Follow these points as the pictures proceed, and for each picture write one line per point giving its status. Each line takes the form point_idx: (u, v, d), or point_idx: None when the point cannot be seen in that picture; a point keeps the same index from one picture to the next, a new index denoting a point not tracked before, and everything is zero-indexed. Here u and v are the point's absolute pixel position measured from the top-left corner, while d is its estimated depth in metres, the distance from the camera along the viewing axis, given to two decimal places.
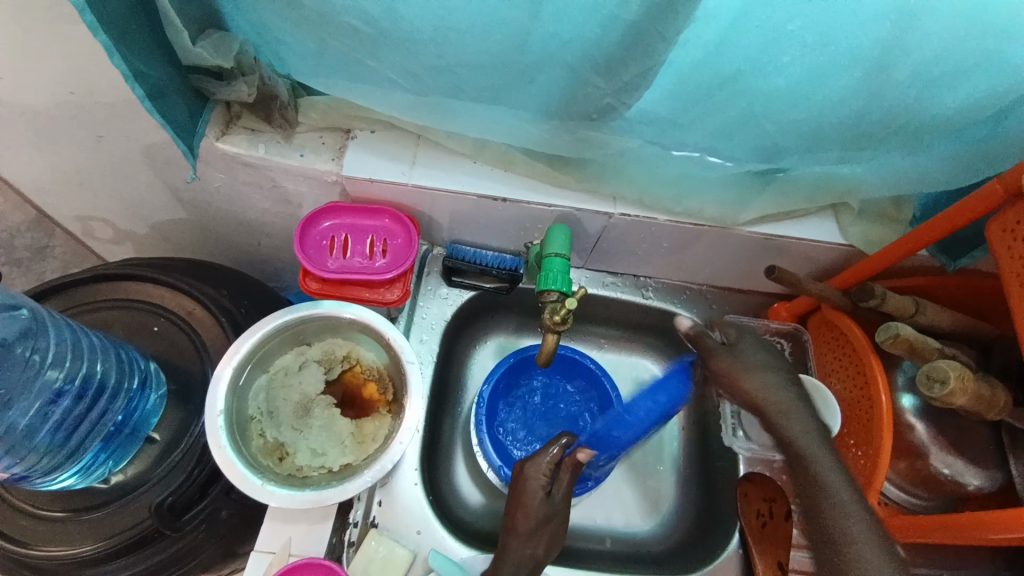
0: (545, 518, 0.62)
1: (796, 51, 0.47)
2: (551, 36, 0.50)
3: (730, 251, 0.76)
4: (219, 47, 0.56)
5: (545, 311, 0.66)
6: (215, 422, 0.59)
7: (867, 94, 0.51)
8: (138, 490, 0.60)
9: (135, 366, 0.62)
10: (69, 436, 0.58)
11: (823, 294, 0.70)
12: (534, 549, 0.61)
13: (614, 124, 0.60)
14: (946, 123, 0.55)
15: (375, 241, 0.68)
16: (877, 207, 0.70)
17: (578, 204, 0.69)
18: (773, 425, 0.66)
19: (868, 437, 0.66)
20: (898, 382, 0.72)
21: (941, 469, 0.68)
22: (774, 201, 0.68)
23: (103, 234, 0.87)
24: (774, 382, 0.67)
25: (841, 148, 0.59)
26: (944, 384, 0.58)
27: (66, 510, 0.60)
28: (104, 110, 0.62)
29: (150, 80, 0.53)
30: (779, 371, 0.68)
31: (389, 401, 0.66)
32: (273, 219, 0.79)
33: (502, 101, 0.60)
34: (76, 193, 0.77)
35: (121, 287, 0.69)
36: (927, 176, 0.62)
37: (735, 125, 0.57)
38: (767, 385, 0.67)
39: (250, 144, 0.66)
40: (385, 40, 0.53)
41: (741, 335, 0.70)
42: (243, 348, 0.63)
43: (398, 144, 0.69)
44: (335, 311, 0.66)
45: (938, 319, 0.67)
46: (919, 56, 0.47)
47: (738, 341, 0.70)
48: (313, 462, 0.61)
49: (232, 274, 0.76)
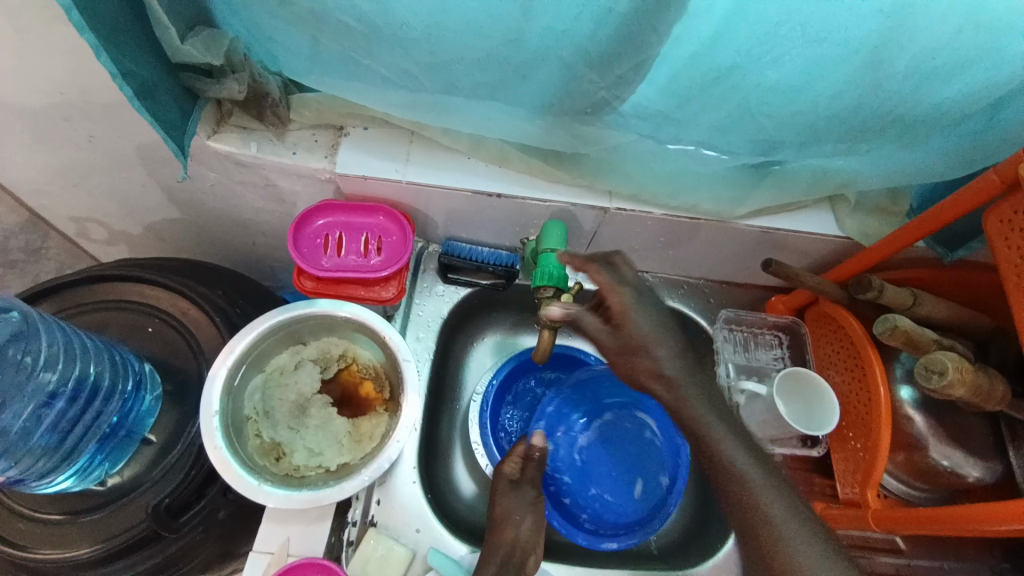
0: (517, 506, 0.65)
1: (792, 44, 0.47)
2: (544, 30, 0.50)
3: (727, 244, 0.75)
4: (210, 44, 0.56)
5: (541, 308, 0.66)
6: (211, 422, 0.58)
7: (864, 87, 0.51)
8: (135, 492, 0.60)
9: (128, 367, 0.62)
10: (64, 438, 0.58)
11: (820, 287, 0.70)
12: (511, 537, 0.63)
13: (610, 119, 0.59)
14: (943, 114, 0.54)
15: (369, 239, 0.68)
16: (873, 199, 0.69)
17: (573, 200, 0.68)
18: (677, 406, 0.55)
19: (866, 429, 0.66)
20: (896, 374, 0.71)
21: (940, 461, 0.68)
22: (771, 194, 0.68)
23: (97, 235, 0.87)
24: (664, 357, 0.55)
25: (837, 141, 0.59)
26: (942, 375, 0.58)
27: (63, 513, 0.60)
28: (95, 110, 0.61)
29: (139, 79, 0.53)
30: (675, 335, 0.56)
31: (385, 400, 0.66)
32: (267, 218, 0.78)
33: (497, 96, 0.59)
34: (69, 194, 0.77)
35: (114, 288, 0.69)
36: (924, 169, 0.61)
37: (731, 119, 0.56)
38: (655, 358, 0.55)
39: (243, 143, 0.66)
40: (377, 36, 0.52)
41: (630, 307, 0.56)
42: (238, 348, 0.62)
43: (392, 141, 0.68)
44: (330, 309, 0.65)
45: (935, 311, 0.67)
46: (916, 47, 0.47)
47: (624, 312, 0.56)
48: (310, 462, 0.61)
49: (227, 274, 0.76)
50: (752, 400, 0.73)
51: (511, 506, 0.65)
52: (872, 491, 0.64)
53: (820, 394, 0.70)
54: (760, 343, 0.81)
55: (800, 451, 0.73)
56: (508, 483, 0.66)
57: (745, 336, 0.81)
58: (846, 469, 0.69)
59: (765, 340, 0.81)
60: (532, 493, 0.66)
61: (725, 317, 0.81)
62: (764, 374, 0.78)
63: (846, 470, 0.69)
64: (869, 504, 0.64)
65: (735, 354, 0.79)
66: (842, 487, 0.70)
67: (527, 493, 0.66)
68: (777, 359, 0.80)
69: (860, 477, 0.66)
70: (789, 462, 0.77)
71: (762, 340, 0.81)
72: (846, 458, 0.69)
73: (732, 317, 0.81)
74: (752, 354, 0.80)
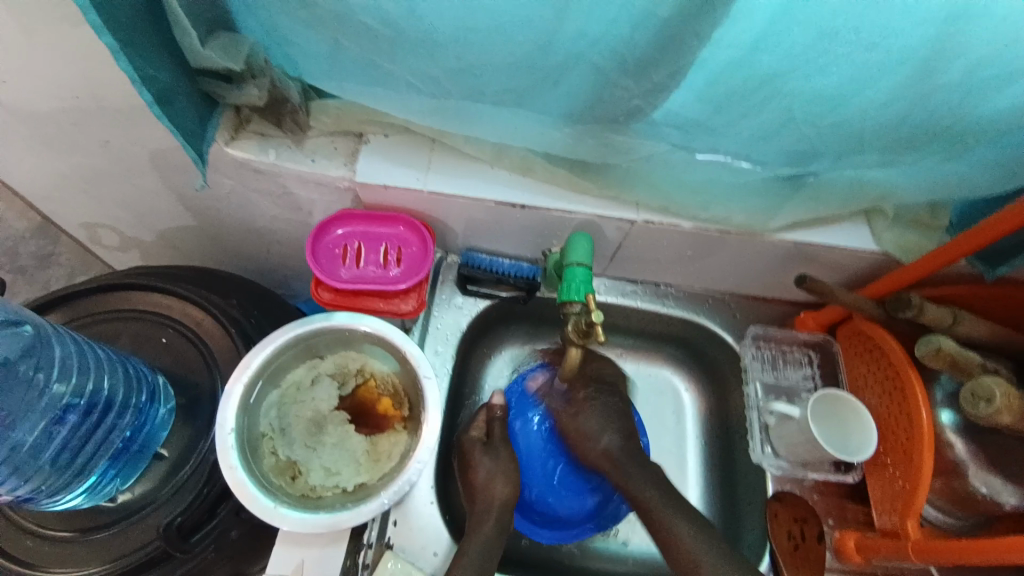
0: (493, 471, 0.67)
1: (843, 50, 0.44)
2: (578, 33, 0.47)
3: (756, 258, 0.73)
4: (229, 49, 0.54)
5: (570, 324, 0.64)
6: (225, 441, 0.56)
7: (913, 96, 0.48)
8: (145, 510, 0.58)
9: (142, 380, 0.60)
10: (75, 455, 0.56)
11: (855, 303, 0.68)
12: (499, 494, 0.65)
13: (641, 128, 0.57)
14: (990, 126, 0.51)
15: (389, 250, 0.66)
16: (911, 213, 0.67)
17: (599, 212, 0.66)
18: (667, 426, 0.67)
19: (905, 455, 0.63)
20: (936, 397, 0.68)
21: (979, 488, 0.65)
22: (805, 207, 0.65)
23: (109, 241, 0.86)
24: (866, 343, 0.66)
25: (880, 151, 0.56)
26: (990, 402, 0.55)
27: (72, 530, 0.58)
28: (111, 114, 0.60)
29: (158, 83, 0.51)
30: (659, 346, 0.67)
31: (404, 417, 0.63)
32: (281, 226, 0.76)
33: (525, 104, 0.58)
34: (82, 200, 0.75)
35: (127, 297, 0.67)
36: (966, 182, 0.59)
37: (771, 128, 0.54)
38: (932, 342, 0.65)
39: (260, 149, 0.64)
40: (403, 40, 0.50)
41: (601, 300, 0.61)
42: (255, 363, 0.60)
43: (412, 149, 0.67)
44: (349, 323, 0.63)
45: (975, 329, 0.64)
46: (974, 54, 0.44)
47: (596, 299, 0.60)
48: (328, 482, 0.59)
49: (241, 283, 0.74)
50: (783, 420, 0.71)
51: (487, 472, 0.67)
52: (912, 519, 0.61)
53: (858, 415, 0.67)
54: (789, 361, 0.79)
55: (834, 477, 0.72)
56: (484, 446, 0.69)
57: (774, 354, 0.79)
58: (883, 496, 0.66)
59: (793, 358, 0.79)
60: (507, 453, 0.69)
61: (753, 333, 0.79)
62: (795, 393, 0.77)
63: (882, 498, 0.66)
64: (908, 534, 0.61)
65: (763, 372, 0.78)
66: (877, 515, 0.67)
67: (500, 454, 0.68)
68: (808, 379, 0.78)
69: (899, 505, 0.63)
70: (820, 487, 0.74)
71: (791, 358, 0.79)
72: (882, 484, 0.66)
73: (761, 334, 0.79)
74: (781, 373, 0.78)
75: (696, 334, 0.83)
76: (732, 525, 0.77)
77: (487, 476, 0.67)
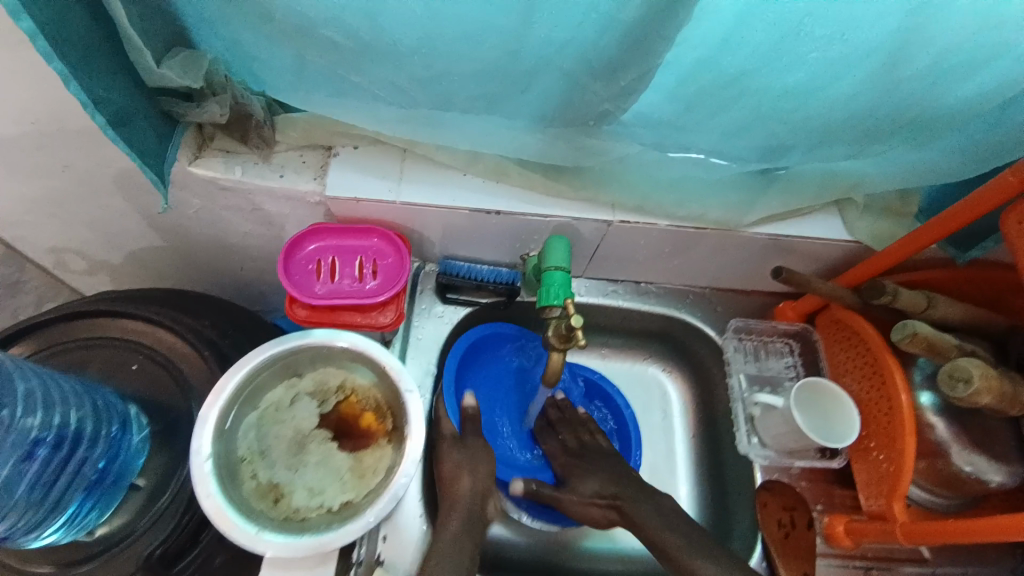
0: (461, 462, 0.65)
1: (806, 46, 0.44)
2: (542, 39, 0.47)
3: (733, 252, 0.73)
4: (188, 67, 0.53)
5: (551, 330, 0.63)
6: (202, 468, 0.55)
7: (876, 90, 0.49)
8: (127, 540, 0.56)
9: (112, 410, 0.59)
10: (48, 490, 0.53)
11: (830, 292, 0.68)
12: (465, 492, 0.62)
13: (612, 130, 0.57)
14: (955, 114, 0.52)
15: (364, 263, 0.65)
16: (882, 200, 0.67)
17: (575, 214, 0.66)
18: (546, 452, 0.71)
19: (889, 440, 0.64)
20: (915, 379, 0.68)
21: (963, 467, 0.65)
22: (778, 198, 0.65)
23: (78, 266, 0.83)
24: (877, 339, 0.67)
25: (851, 143, 0.57)
26: (968, 382, 0.56)
27: (52, 566, 0.56)
28: (68, 138, 0.58)
29: (114, 106, 0.51)
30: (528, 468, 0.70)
31: (388, 431, 0.62)
32: (254, 241, 0.75)
33: (494, 110, 0.57)
34: (43, 225, 0.73)
35: (96, 325, 0.65)
36: (931, 170, 0.59)
37: (740, 125, 0.54)
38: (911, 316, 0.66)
39: (226, 167, 0.63)
40: (366, 52, 0.50)
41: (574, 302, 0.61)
42: (229, 387, 0.59)
43: (383, 160, 0.66)
44: (326, 340, 0.62)
45: (951, 312, 0.64)
46: (933, 44, 0.44)
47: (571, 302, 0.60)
48: (311, 502, 0.58)
49: (213, 301, 0.72)
50: (767, 412, 0.71)
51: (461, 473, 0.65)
52: (899, 502, 0.62)
53: (840, 403, 0.68)
54: (770, 351, 0.80)
55: (819, 464, 0.72)
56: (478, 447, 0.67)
57: (756, 345, 0.80)
58: (870, 480, 0.66)
59: (775, 348, 0.80)
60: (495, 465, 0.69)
61: (734, 327, 0.79)
62: (777, 383, 0.78)
63: (869, 482, 0.66)
64: (896, 517, 0.62)
65: (746, 364, 0.78)
66: (865, 498, 0.67)
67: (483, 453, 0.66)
68: (790, 367, 0.79)
69: (886, 488, 0.64)
70: (807, 474, 0.74)
71: (773, 348, 0.80)
72: (868, 469, 0.67)
73: (743, 326, 0.79)
74: (764, 363, 0.79)
75: (679, 330, 0.83)
76: (722, 510, 0.77)
77: (453, 470, 0.64)
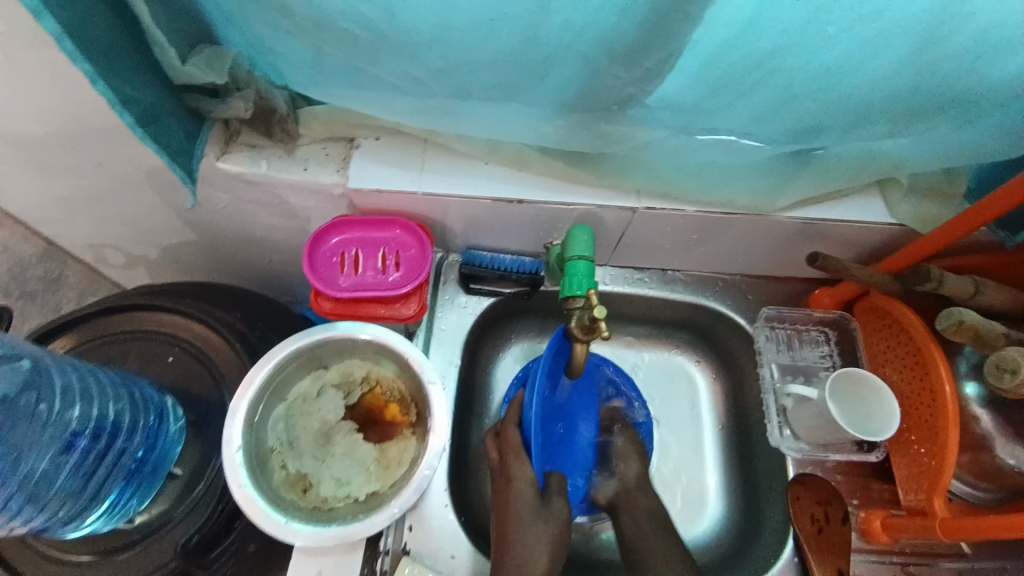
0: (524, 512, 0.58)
1: (842, 23, 0.42)
2: (561, 24, 0.46)
3: (765, 238, 0.70)
4: (213, 63, 0.54)
5: (574, 320, 0.60)
6: (233, 458, 0.57)
7: (919, 67, 0.46)
8: (165, 527, 0.58)
9: (148, 402, 0.60)
10: (88, 480, 0.56)
11: (870, 279, 0.65)
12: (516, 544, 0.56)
13: (635, 114, 0.55)
14: (1009, 89, 0.48)
15: (387, 255, 0.65)
16: (927, 181, 0.63)
17: (598, 202, 0.64)
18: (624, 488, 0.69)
19: (930, 433, 0.61)
20: (960, 370, 0.65)
21: (1006, 460, 0.62)
22: (813, 181, 0.62)
23: (116, 260, 0.86)
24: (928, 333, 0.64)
25: (890, 122, 0.53)
26: (1014, 373, 0.53)
27: (92, 554, 0.58)
28: (99, 137, 0.60)
29: (140, 105, 0.52)
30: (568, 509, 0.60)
31: (412, 423, 0.63)
32: (280, 235, 0.76)
33: (513, 98, 0.56)
34: (81, 221, 0.75)
35: (131, 318, 0.67)
36: (979, 150, 0.55)
37: (772, 107, 0.51)
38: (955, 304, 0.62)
39: (251, 161, 0.63)
40: (384, 43, 0.49)
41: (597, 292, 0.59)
42: (257, 380, 0.60)
43: (404, 151, 0.65)
44: (349, 332, 0.63)
45: (999, 300, 0.61)
46: (983, 18, 0.41)
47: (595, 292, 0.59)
48: (338, 493, 0.59)
49: (243, 294, 0.74)
50: (801, 403, 0.69)
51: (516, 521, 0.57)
52: (940, 499, 0.59)
53: (877, 392, 0.65)
54: (804, 340, 0.77)
55: (856, 456, 0.70)
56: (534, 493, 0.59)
57: (788, 334, 0.77)
58: (910, 475, 0.64)
59: (809, 337, 0.77)
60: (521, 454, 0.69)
61: (765, 316, 0.77)
62: (812, 373, 0.75)
63: (909, 476, 0.64)
64: (937, 513, 0.59)
65: (778, 353, 0.76)
66: (904, 493, 0.65)
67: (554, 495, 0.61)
68: (825, 357, 0.76)
69: (926, 484, 0.61)
70: (842, 467, 0.72)
71: (807, 337, 0.77)
72: (909, 463, 0.64)
73: (774, 315, 0.77)
74: (797, 352, 0.76)
75: (708, 318, 0.81)
76: (751, 504, 0.75)
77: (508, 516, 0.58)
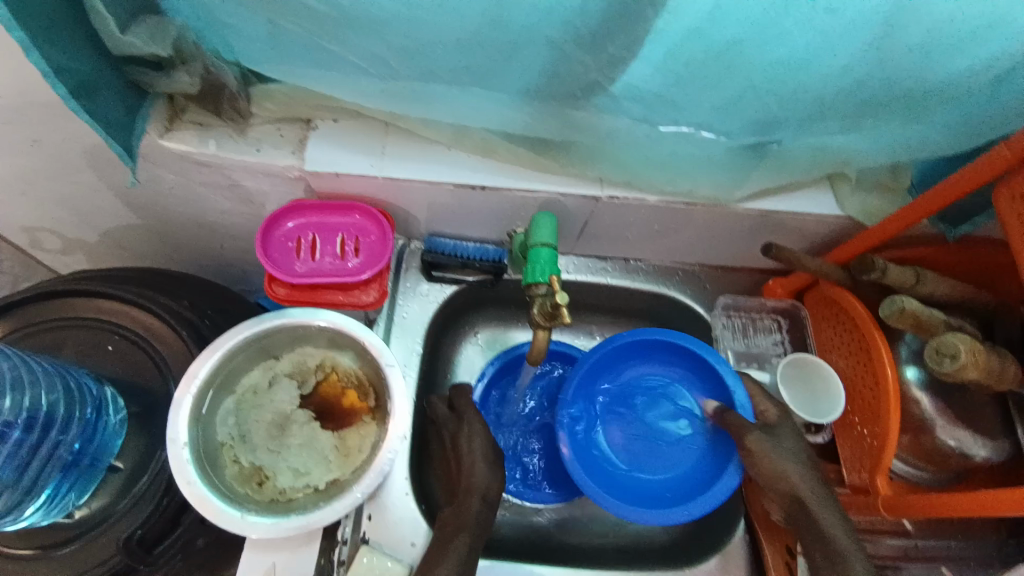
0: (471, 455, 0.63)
1: (801, 15, 0.43)
2: (528, 6, 0.45)
3: (723, 229, 0.72)
4: (156, 35, 0.51)
5: (536, 308, 0.61)
6: (180, 455, 0.54)
7: (872, 61, 0.48)
8: (108, 522, 0.55)
9: (86, 392, 0.57)
10: (23, 473, 0.53)
11: (820, 270, 0.68)
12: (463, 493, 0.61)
13: (601, 103, 0.55)
14: (952, 86, 0.51)
15: (345, 240, 0.63)
16: (874, 176, 0.66)
17: (562, 190, 0.64)
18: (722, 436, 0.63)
19: (873, 415, 0.64)
20: (902, 354, 0.68)
21: (947, 442, 0.65)
22: (769, 174, 0.64)
23: (53, 244, 0.80)
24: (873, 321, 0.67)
25: (843, 117, 0.55)
26: (954, 358, 0.55)
27: (32, 549, 0.55)
28: (35, 112, 0.56)
29: (77, 76, 0.48)
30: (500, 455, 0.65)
31: (371, 408, 0.62)
32: (233, 219, 0.73)
33: (478, 82, 0.55)
34: (14, 203, 0.70)
35: (69, 305, 0.63)
36: (925, 144, 0.58)
37: (734, 99, 0.52)
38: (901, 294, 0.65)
39: (199, 140, 0.60)
40: (346, 20, 0.47)
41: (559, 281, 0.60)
42: (203, 373, 0.58)
43: (365, 134, 0.64)
44: (303, 318, 0.62)
45: (939, 289, 0.64)
46: (932, 13, 0.43)
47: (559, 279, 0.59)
48: (297, 483, 0.58)
49: (194, 282, 0.71)
50: None
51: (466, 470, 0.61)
52: (881, 476, 0.62)
53: (824, 377, 0.70)
54: (758, 329, 0.80)
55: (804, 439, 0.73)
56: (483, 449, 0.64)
57: (744, 322, 0.80)
58: (854, 455, 0.67)
59: (763, 326, 0.80)
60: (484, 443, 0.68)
61: (721, 304, 0.80)
62: (765, 360, 0.79)
63: (854, 456, 0.67)
64: (878, 490, 0.62)
65: (734, 341, 0.79)
66: (849, 473, 0.67)
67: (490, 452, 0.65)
68: (777, 344, 0.79)
69: (869, 463, 0.64)
70: None
71: (761, 325, 0.80)
72: (853, 444, 0.67)
73: (731, 304, 0.80)
74: (751, 340, 0.80)
75: (668, 307, 0.83)
76: None
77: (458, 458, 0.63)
